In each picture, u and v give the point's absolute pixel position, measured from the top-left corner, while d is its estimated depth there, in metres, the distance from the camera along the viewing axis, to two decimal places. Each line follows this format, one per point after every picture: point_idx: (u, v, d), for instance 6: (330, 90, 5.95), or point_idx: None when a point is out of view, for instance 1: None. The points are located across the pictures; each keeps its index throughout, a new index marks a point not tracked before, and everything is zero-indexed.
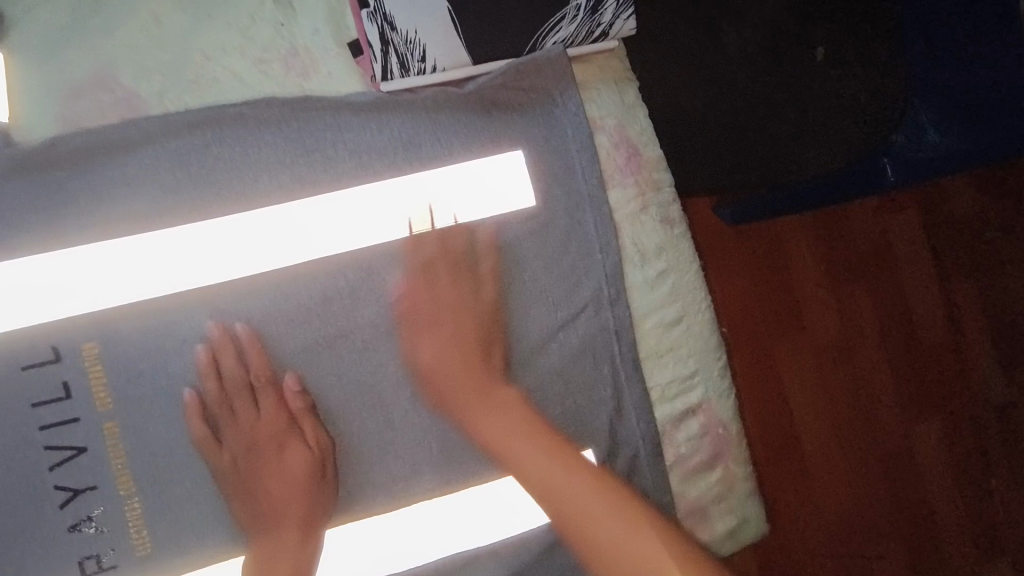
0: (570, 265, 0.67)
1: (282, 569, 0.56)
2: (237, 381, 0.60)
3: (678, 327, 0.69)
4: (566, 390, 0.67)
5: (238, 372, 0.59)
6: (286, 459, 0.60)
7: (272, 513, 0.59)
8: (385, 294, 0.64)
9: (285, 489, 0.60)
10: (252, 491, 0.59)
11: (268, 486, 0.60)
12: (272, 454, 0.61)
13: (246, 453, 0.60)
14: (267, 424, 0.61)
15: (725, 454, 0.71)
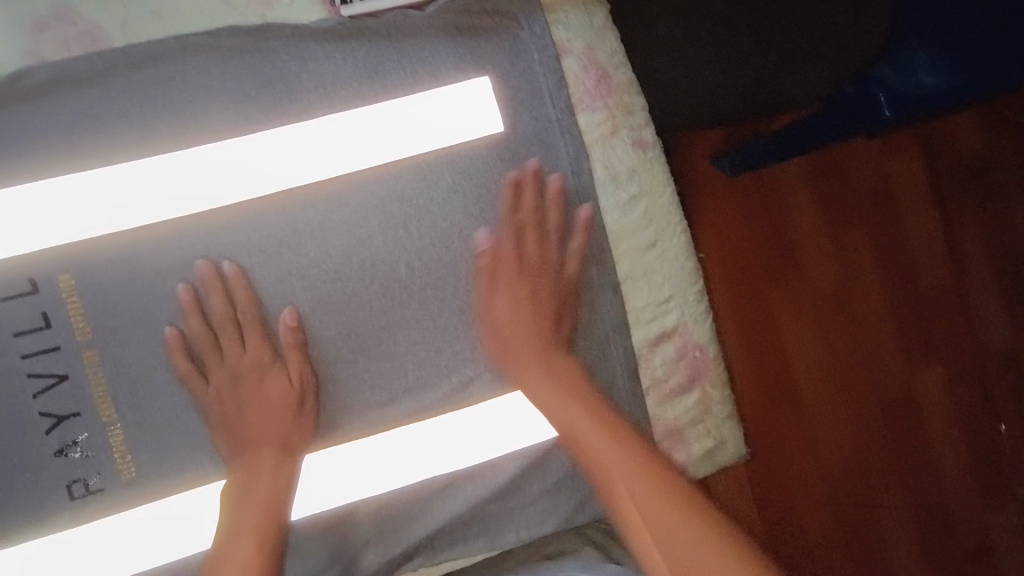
0: (540, 193, 0.66)
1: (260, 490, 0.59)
2: (225, 319, 0.62)
3: (652, 250, 0.68)
4: (543, 318, 0.66)
5: (224, 312, 0.61)
6: (270, 398, 0.62)
7: (256, 438, 0.62)
8: (353, 224, 0.63)
9: (268, 416, 0.62)
10: (237, 419, 0.62)
11: (251, 418, 0.62)
12: (253, 386, 0.62)
13: (234, 385, 0.62)
14: (249, 361, 0.63)
15: (703, 377, 0.69)
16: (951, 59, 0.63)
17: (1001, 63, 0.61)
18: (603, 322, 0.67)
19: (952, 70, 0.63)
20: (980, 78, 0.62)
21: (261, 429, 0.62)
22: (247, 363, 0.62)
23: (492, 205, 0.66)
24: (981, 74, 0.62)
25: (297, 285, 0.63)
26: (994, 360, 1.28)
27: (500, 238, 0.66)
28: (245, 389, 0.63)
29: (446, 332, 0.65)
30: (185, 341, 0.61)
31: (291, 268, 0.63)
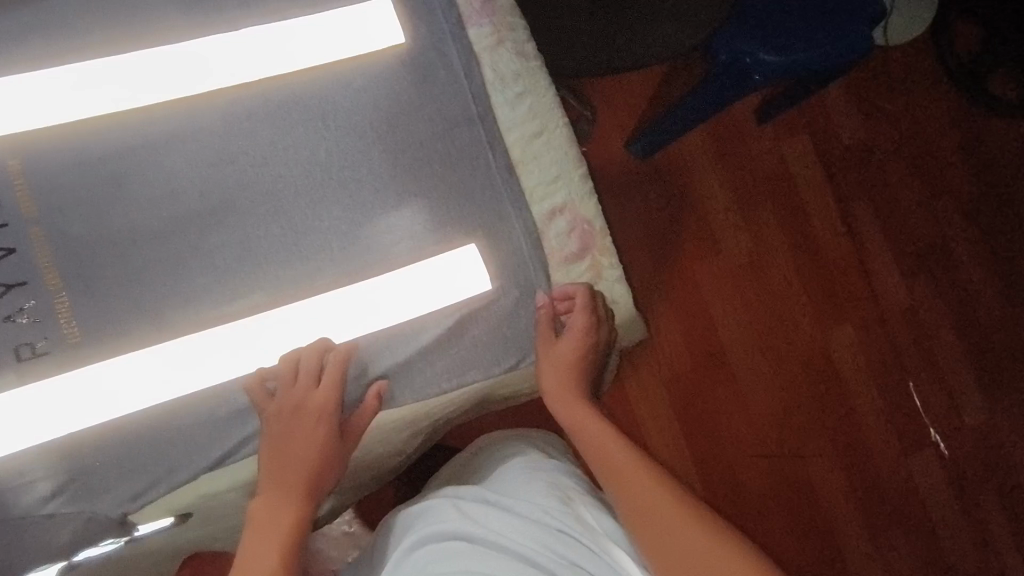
0: (440, 92, 0.78)
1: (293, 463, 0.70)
2: (307, 357, 0.71)
3: (539, 139, 0.80)
4: (450, 197, 0.76)
5: (308, 361, 0.70)
6: (317, 438, 0.71)
7: (285, 431, 0.70)
8: (276, 118, 0.73)
9: (304, 417, 0.70)
10: (285, 454, 0.70)
11: (297, 453, 0.70)
12: (307, 425, 0.70)
13: (291, 413, 0.70)
14: (317, 390, 0.70)
15: (592, 247, 0.81)
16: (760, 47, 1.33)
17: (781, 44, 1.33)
18: (503, 199, 0.78)
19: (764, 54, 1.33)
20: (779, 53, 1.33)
21: (300, 463, 0.70)
22: (312, 397, 0.70)
23: (398, 102, 0.77)
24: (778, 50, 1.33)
25: (228, 170, 0.72)
26: (866, 294, 1.93)
27: (406, 129, 0.76)
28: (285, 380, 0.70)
29: (361, 208, 0.75)
30: (127, 219, 0.69)
31: (222, 156, 0.72)
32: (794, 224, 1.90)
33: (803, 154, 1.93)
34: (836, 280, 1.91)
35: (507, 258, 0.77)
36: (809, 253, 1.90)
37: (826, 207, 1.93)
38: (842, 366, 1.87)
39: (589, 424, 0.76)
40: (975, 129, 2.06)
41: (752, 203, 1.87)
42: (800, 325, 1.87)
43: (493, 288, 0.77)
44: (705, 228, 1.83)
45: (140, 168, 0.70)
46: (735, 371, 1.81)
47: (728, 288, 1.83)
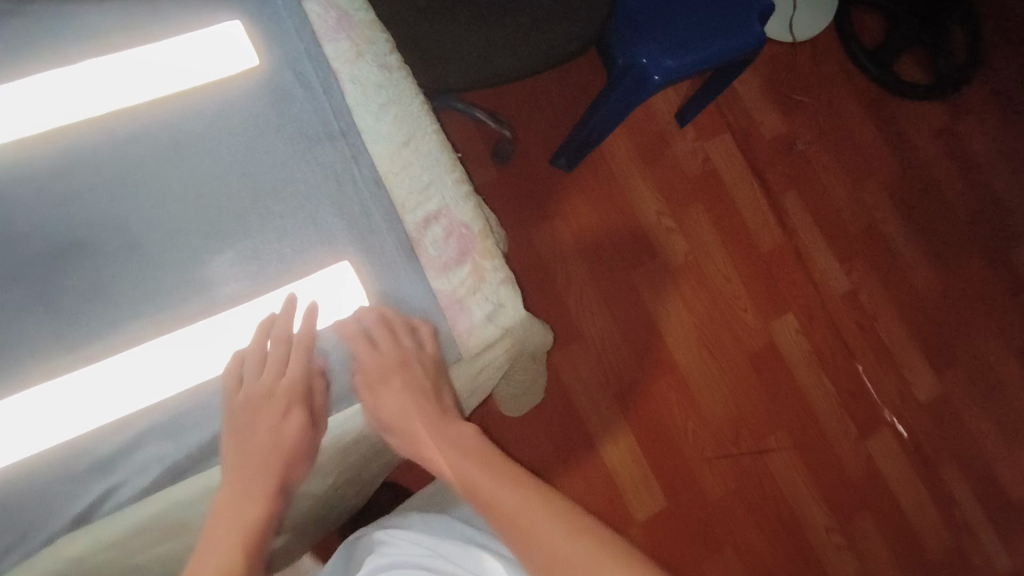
0: (298, 109, 0.76)
1: (259, 458, 0.65)
2: (280, 351, 0.68)
3: (408, 146, 0.79)
4: (314, 214, 0.74)
5: (278, 351, 0.68)
6: (283, 426, 0.66)
7: (251, 427, 0.66)
8: (123, 151, 0.71)
9: (273, 409, 0.66)
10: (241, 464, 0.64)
11: (261, 442, 0.65)
12: (272, 418, 0.66)
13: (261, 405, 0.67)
14: (287, 382, 0.68)
15: (471, 251, 0.78)
16: (642, 39, 1.36)
17: (662, 33, 1.37)
18: (373, 213, 0.75)
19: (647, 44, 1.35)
20: (663, 42, 1.36)
21: (269, 455, 0.65)
22: (282, 388, 0.67)
23: (255, 125, 0.75)
24: (662, 40, 1.36)
25: (75, 208, 0.69)
26: (808, 283, 1.94)
27: (267, 150, 0.74)
28: (254, 378, 0.68)
29: (221, 236, 0.72)
30: None
31: (69, 196, 0.69)
32: (728, 221, 1.92)
33: (729, 152, 1.96)
34: (777, 272, 1.92)
35: (381, 271, 0.74)
36: (748, 247, 1.92)
37: (760, 201, 1.96)
38: (792, 357, 1.87)
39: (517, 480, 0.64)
40: (887, 110, 2.14)
41: (685, 202, 1.89)
42: (744, 320, 1.86)
43: (368, 304, 0.74)
44: (641, 232, 1.84)
45: None
46: (686, 373, 1.79)
47: (669, 292, 1.83)
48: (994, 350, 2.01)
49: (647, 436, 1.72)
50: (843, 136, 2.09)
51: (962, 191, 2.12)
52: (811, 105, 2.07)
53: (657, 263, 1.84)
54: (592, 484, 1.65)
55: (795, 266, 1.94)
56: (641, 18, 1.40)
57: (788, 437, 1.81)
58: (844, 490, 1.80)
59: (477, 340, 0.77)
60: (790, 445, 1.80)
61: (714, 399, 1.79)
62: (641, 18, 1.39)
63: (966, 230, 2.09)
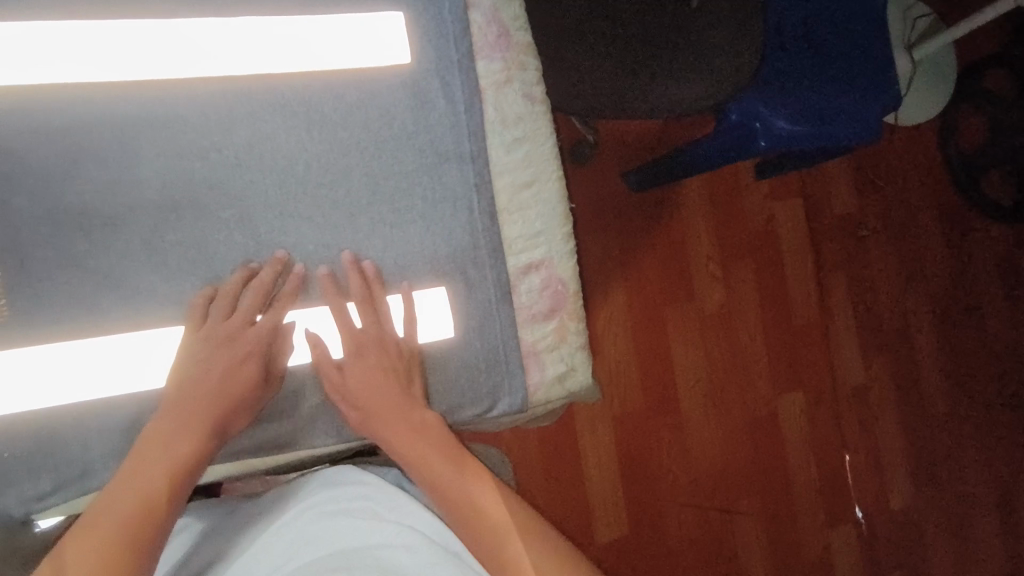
0: (435, 122, 0.74)
1: (199, 398, 0.64)
2: (253, 297, 0.68)
3: (529, 189, 0.78)
4: (424, 233, 0.73)
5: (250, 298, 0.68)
6: (238, 374, 0.66)
7: (206, 362, 0.66)
8: (256, 120, 0.69)
9: (231, 356, 0.66)
10: (171, 439, 0.61)
11: (209, 383, 0.65)
12: (230, 361, 0.66)
13: (220, 344, 0.66)
14: (252, 327, 0.68)
15: (562, 309, 0.78)
16: (768, 96, 1.27)
17: (789, 96, 1.29)
18: (480, 246, 0.75)
19: (770, 103, 1.27)
20: (787, 106, 1.28)
21: (212, 396, 0.64)
22: (247, 333, 0.67)
23: (390, 126, 0.73)
24: (787, 103, 1.28)
25: (196, 163, 0.68)
26: (825, 363, 1.95)
27: (394, 155, 0.73)
28: (217, 312, 0.67)
29: (332, 231, 0.71)
30: (78, 200, 0.65)
31: (193, 150, 0.68)
32: (771, 283, 1.90)
33: (795, 216, 1.93)
34: (799, 347, 1.92)
35: (475, 307, 0.75)
36: (781, 315, 1.91)
37: (808, 273, 1.94)
38: (787, 430, 1.90)
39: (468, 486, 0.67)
40: (967, 226, 2.05)
41: (735, 255, 1.87)
42: (752, 381, 1.88)
43: (455, 336, 0.75)
44: (683, 270, 1.82)
45: (101, 145, 0.65)
46: (684, 417, 1.81)
47: (692, 335, 1.83)
48: (977, 485, 2.03)
49: (628, 466, 1.75)
50: (912, 237, 2.02)
51: (1006, 328, 2.07)
52: (888, 193, 2.00)
53: (689, 305, 1.83)
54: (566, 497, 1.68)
55: (818, 347, 1.94)
56: (775, 73, 1.30)
57: (757, 503, 1.86)
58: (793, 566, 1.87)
59: (542, 396, 0.77)
60: (757, 513, 1.85)
61: (700, 450, 1.82)
62: (776, 74, 1.30)
63: (992, 362, 2.06)
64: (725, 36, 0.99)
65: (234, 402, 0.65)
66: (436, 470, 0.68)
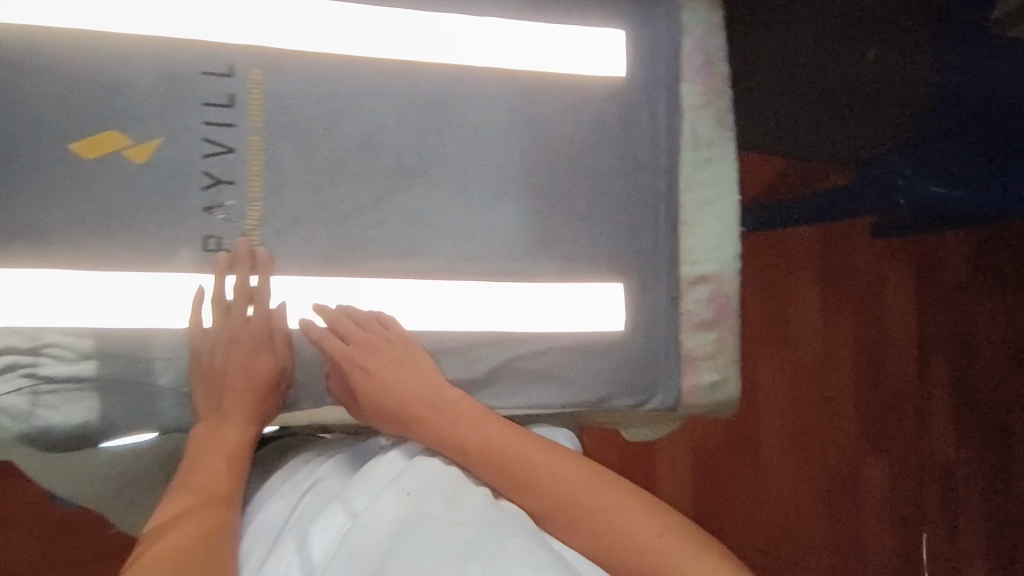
0: (638, 134, 0.81)
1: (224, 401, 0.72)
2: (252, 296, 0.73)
3: (711, 206, 0.83)
4: (611, 232, 0.80)
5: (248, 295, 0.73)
6: (249, 371, 0.72)
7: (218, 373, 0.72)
8: (486, 110, 0.78)
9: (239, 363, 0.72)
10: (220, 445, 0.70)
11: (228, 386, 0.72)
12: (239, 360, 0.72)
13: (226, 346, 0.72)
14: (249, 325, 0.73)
15: (723, 321, 0.83)
16: None
17: None
18: (659, 252, 0.81)
19: None
20: None
21: (233, 400, 0.72)
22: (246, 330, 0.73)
23: (597, 131, 0.80)
24: None
25: (430, 140, 0.77)
26: (973, 440, 1.50)
27: (597, 158, 0.80)
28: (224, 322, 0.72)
29: (533, 217, 0.79)
30: (330, 156, 0.74)
31: (429, 127, 0.76)
32: (877, 333, 1.56)
33: (908, 250, 1.55)
34: (932, 417, 1.53)
35: (648, 307, 0.81)
36: (890, 373, 1.56)
37: (929, 321, 1.54)
38: (900, 511, 1.54)
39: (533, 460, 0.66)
40: None
41: (842, 298, 1.58)
42: (862, 448, 1.56)
43: (622, 331, 0.81)
44: (781, 311, 1.60)
45: (356, 112, 0.75)
46: (765, 474, 1.59)
47: (786, 382, 1.59)
48: None
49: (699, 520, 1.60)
50: None
51: None
52: None
53: (783, 350, 1.59)
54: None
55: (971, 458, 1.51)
56: None
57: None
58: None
59: (694, 401, 0.82)
60: None
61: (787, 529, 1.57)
62: None
63: None
64: (938, 59, 0.85)
65: (252, 397, 0.73)
66: (498, 450, 0.67)
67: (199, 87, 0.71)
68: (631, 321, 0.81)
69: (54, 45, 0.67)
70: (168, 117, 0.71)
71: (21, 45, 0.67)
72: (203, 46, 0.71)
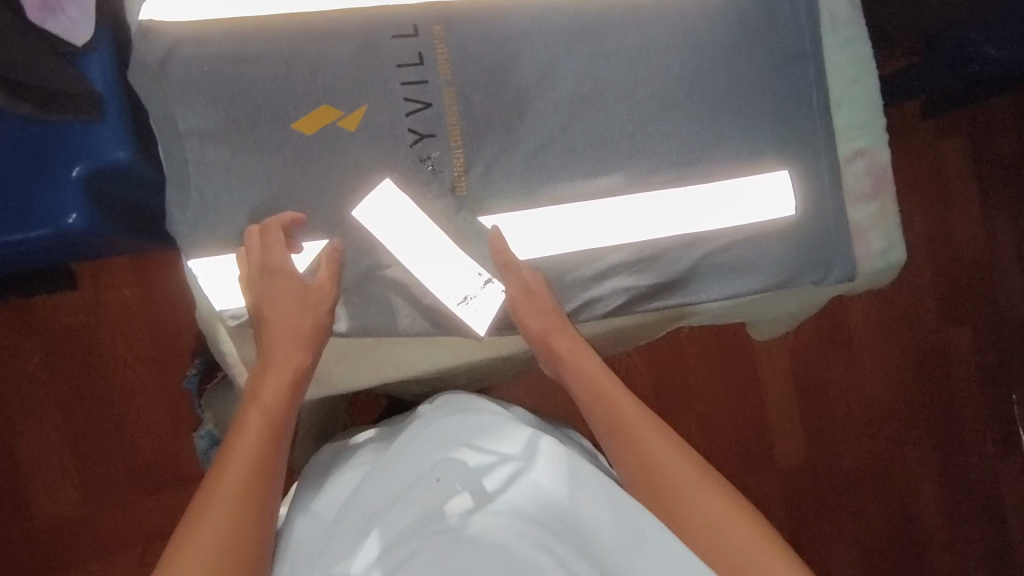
0: (782, 28, 0.86)
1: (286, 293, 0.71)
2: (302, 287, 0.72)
3: (857, 83, 0.88)
4: (770, 123, 0.85)
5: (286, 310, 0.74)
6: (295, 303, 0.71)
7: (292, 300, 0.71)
8: (642, 28, 0.83)
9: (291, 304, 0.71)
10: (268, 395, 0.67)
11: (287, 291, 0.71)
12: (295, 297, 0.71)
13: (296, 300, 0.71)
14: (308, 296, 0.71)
15: (883, 192, 0.88)
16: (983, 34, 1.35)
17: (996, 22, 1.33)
18: (817, 134, 0.87)
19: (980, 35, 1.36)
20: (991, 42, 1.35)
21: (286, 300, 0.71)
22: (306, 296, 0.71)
23: (743, 29, 0.85)
24: None
25: (600, 65, 0.81)
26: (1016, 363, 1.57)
27: (747, 55, 0.85)
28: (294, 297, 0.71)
29: (701, 123, 0.84)
30: (516, 94, 0.80)
31: (597, 52, 0.81)
32: (960, 265, 1.55)
33: (979, 152, 1.55)
34: (992, 346, 1.57)
35: (817, 187, 0.86)
36: (968, 308, 1.56)
37: (1002, 242, 1.57)
38: (971, 447, 1.56)
39: (671, 459, 0.65)
40: None
41: (936, 227, 1.54)
42: (937, 390, 1.55)
43: (796, 214, 0.86)
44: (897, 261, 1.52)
45: (529, 50, 0.80)
46: (851, 422, 1.52)
47: (877, 329, 1.53)
48: None
49: (808, 402, 1.51)
50: None
51: None
52: None
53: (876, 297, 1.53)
54: (750, 442, 1.48)
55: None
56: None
57: (940, 522, 1.55)
58: (1005, 556, 1.56)
59: (867, 269, 0.88)
60: (939, 532, 1.54)
61: (888, 419, 1.54)
62: None
63: None
64: None
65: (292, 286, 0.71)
66: (647, 440, 0.68)
67: (392, 51, 0.76)
68: (803, 204, 0.86)
69: (265, 36, 0.73)
70: (371, 85, 0.76)
71: (234, 41, 0.72)
72: (390, 14, 0.76)
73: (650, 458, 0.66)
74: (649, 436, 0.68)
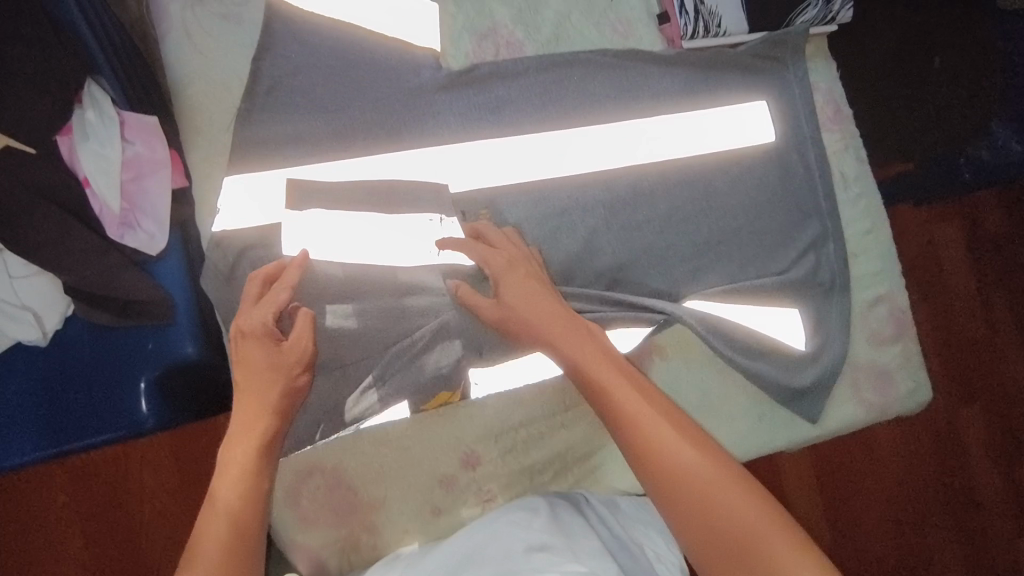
0: (800, 188, 0.92)
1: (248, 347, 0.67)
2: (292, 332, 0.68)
3: (871, 234, 0.95)
4: (797, 277, 0.90)
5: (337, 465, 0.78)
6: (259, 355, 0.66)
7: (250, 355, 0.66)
8: (672, 196, 0.88)
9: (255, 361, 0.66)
10: (248, 369, 0.65)
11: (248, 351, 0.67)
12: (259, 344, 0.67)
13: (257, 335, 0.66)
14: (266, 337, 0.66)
15: (906, 333, 0.93)
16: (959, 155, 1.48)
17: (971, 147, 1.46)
18: (838, 285, 0.92)
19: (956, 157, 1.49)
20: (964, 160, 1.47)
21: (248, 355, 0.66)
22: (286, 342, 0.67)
23: (765, 191, 0.91)
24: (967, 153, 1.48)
25: (635, 234, 0.86)
26: None
27: (769, 214, 0.91)
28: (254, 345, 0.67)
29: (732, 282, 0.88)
30: (560, 267, 0.84)
31: (633, 222, 0.86)
32: (967, 351, 1.57)
33: (975, 237, 1.57)
34: (1005, 429, 1.57)
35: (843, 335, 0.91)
36: (978, 394, 1.56)
37: (1006, 322, 1.58)
38: (994, 534, 1.55)
39: (741, 514, 0.54)
40: None
41: (938, 315, 1.56)
42: (956, 479, 1.55)
43: (825, 360, 0.89)
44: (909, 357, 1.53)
45: (571, 224, 0.84)
46: (876, 517, 1.52)
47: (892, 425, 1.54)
48: None
49: (834, 504, 1.50)
50: None
51: None
52: None
53: None
54: None
55: None
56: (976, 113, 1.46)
57: None
58: None
59: (897, 408, 0.92)
60: None
61: (913, 511, 1.53)
62: None
63: None
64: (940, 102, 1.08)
65: (250, 342, 0.67)
66: (708, 493, 0.56)
67: None
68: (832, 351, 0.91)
69: None
70: None
71: None
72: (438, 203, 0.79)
73: (715, 516, 0.55)
74: (662, 432, 0.59)
